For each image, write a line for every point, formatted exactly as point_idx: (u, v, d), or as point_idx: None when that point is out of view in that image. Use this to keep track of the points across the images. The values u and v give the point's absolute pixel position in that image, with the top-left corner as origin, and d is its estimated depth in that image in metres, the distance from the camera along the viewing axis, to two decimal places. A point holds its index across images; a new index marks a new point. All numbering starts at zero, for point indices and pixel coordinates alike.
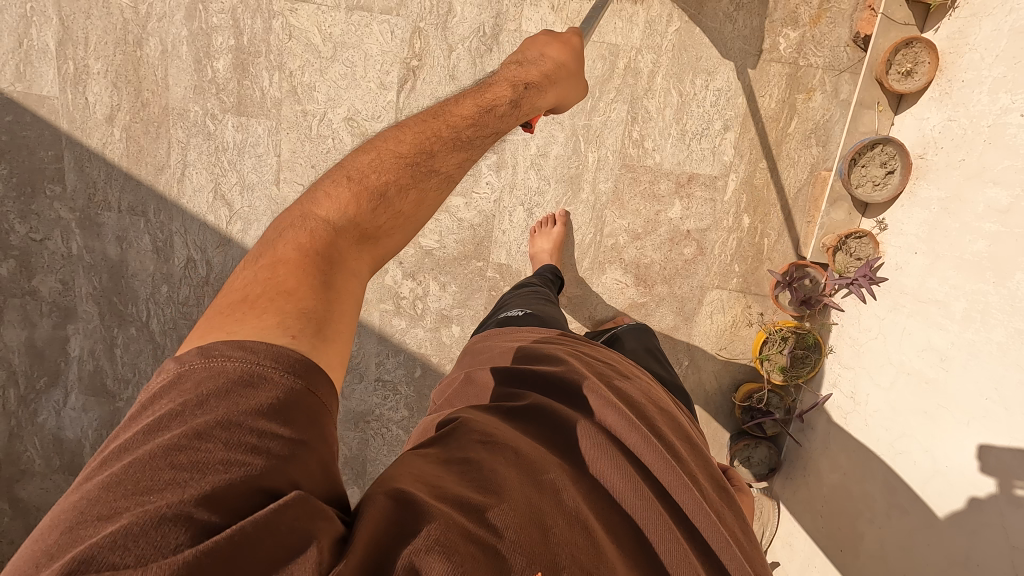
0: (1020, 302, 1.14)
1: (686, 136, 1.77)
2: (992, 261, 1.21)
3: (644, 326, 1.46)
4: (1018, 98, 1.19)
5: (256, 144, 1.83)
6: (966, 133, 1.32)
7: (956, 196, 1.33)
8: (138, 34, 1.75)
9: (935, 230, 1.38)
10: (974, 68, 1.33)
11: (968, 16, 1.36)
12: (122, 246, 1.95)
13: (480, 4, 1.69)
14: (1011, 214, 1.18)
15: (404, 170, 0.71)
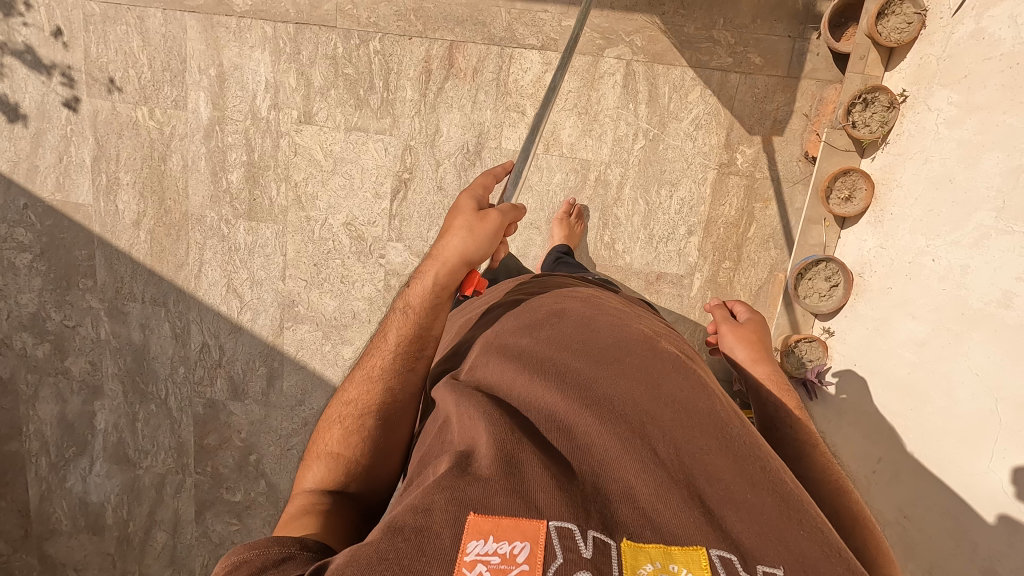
0: (931, 430, 1.27)
1: (653, 239, 1.92)
2: (911, 388, 1.35)
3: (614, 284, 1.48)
4: (932, 243, 1.33)
5: (265, 245, 2.03)
6: (893, 263, 1.46)
7: (885, 320, 1.47)
8: (163, 151, 1.97)
9: (869, 347, 1.52)
10: (899, 205, 1.47)
11: (895, 155, 1.51)
12: (145, 332, 2.16)
13: (464, 124, 1.87)
14: (926, 348, 1.31)
15: (362, 445, 0.93)
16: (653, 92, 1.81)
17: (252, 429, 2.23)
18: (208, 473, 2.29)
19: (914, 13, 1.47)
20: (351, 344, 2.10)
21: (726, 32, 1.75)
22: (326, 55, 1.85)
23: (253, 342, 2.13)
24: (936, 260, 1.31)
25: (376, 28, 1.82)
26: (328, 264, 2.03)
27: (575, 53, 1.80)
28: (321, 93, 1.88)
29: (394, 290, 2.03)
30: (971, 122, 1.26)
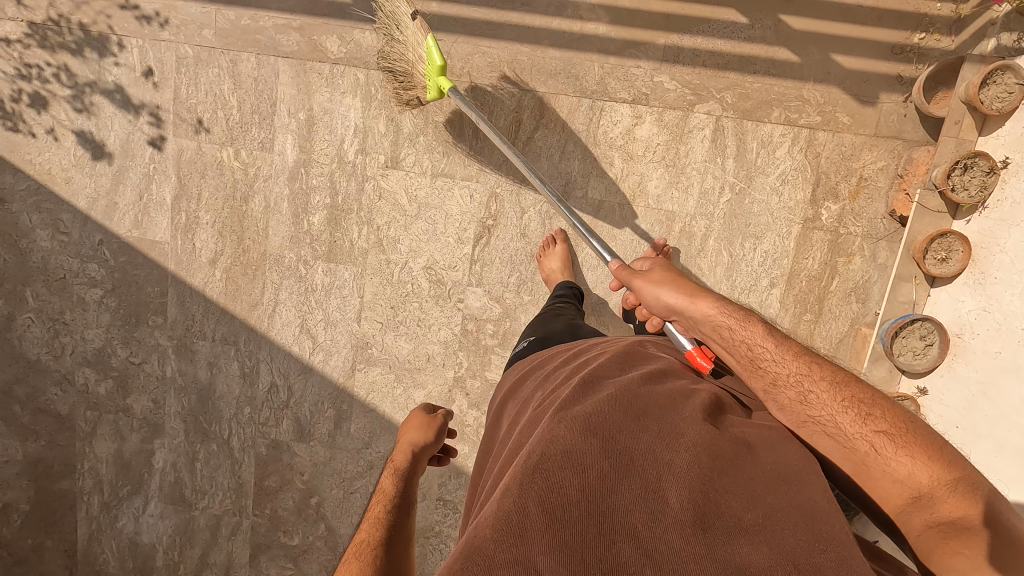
0: None
1: (735, 289, 1.93)
2: None
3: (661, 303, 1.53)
4: None
5: (342, 286, 2.02)
6: (1000, 327, 1.49)
7: (993, 384, 1.48)
8: (245, 192, 1.97)
9: (974, 410, 1.53)
10: (1004, 270, 1.50)
11: (996, 220, 1.54)
12: (212, 370, 2.13)
13: (551, 173, 1.89)
14: None
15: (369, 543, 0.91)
16: (741, 146, 1.84)
17: (315, 472, 2.19)
18: (266, 516, 2.25)
19: (1015, 84, 1.53)
20: (423, 388, 2.09)
21: (815, 91, 1.79)
22: (418, 103, 1.87)
23: (323, 384, 2.11)
24: None
25: (469, 78, 1.85)
26: (405, 306, 2.03)
27: (665, 107, 1.83)
28: (410, 139, 1.90)
29: (470, 335, 2.03)
30: None
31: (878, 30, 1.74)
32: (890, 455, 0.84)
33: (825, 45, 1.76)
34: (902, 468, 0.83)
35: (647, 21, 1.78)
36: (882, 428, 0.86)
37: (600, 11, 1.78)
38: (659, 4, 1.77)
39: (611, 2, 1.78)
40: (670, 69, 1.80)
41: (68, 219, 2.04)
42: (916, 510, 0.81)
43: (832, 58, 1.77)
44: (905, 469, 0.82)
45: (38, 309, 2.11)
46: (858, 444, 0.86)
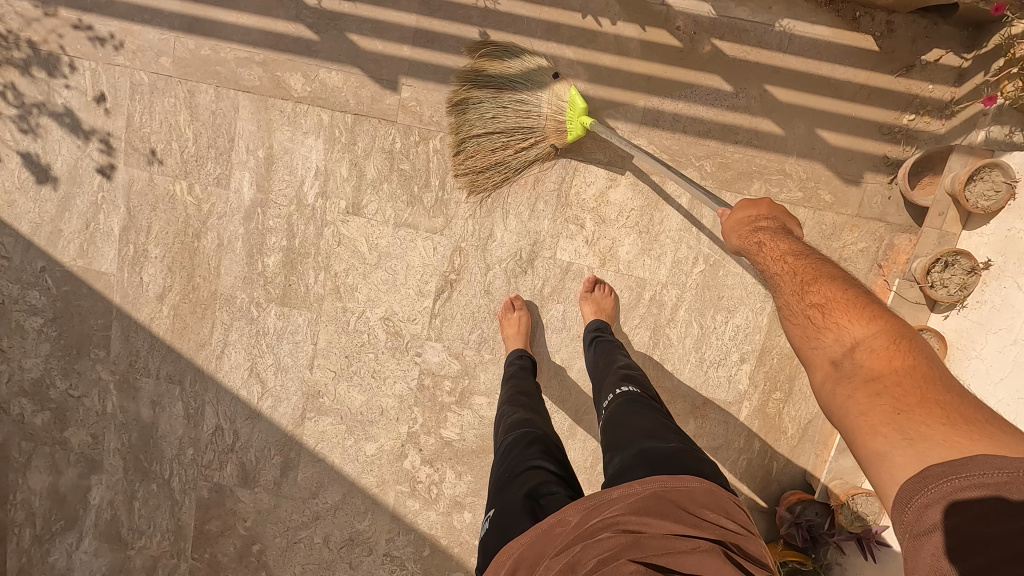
0: None
1: (703, 362, 1.85)
2: None
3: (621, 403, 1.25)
4: None
5: (295, 331, 1.93)
6: None
7: None
8: (198, 228, 1.87)
9: None
10: (977, 376, 1.44)
11: (974, 320, 1.48)
12: (156, 408, 2.03)
13: (519, 231, 1.81)
14: None
15: None
16: (718, 217, 1.76)
17: (259, 518, 2.10)
18: (206, 560, 2.15)
19: (1004, 182, 1.44)
20: (375, 441, 2.00)
21: (798, 166, 1.71)
22: (383, 149, 1.78)
23: (271, 430, 2.02)
24: None
25: (438, 127, 1.76)
26: (360, 357, 1.93)
27: (641, 172, 1.74)
28: (373, 186, 1.81)
29: (427, 390, 1.94)
30: None
31: (866, 108, 1.66)
32: (823, 332, 0.86)
33: (812, 119, 1.68)
34: (831, 335, 0.85)
35: (627, 81, 1.69)
36: (824, 306, 0.87)
37: (579, 67, 1.70)
38: (640, 65, 1.68)
39: (590, 59, 1.69)
40: (648, 133, 1.72)
41: (9, 242, 1.93)
42: (843, 383, 0.81)
43: (817, 133, 1.69)
44: (843, 341, 0.84)
45: None
46: (805, 322, 0.89)
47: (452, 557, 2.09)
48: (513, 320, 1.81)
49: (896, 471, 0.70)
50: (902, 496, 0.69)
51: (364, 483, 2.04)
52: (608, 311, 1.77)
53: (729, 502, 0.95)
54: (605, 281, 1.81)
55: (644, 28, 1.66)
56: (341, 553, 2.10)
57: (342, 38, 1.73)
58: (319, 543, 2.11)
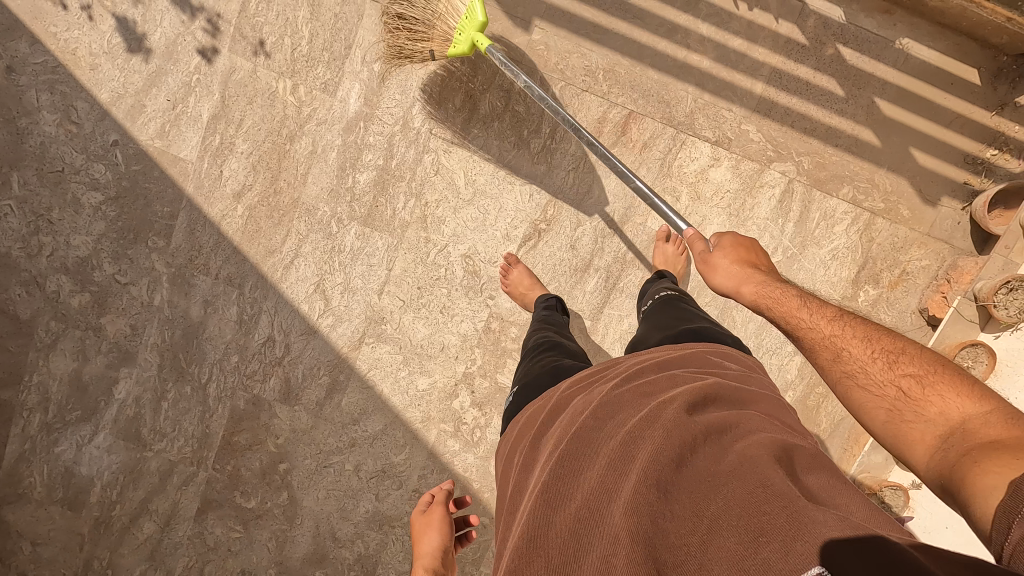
0: None
1: (760, 348, 1.96)
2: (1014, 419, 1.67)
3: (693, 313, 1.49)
4: None
5: (372, 254, 1.91)
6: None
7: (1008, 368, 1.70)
8: (293, 130, 1.82)
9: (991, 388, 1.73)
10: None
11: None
12: (207, 309, 1.96)
13: (617, 193, 1.85)
14: None
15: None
16: (803, 214, 1.85)
17: (292, 437, 2.07)
18: (227, 471, 2.10)
19: None
20: (430, 376, 2.00)
21: (886, 178, 1.83)
22: (501, 87, 1.78)
23: (325, 349, 1.98)
24: None
25: (561, 75, 1.76)
26: (433, 291, 1.93)
27: (744, 157, 1.81)
28: (483, 122, 1.81)
29: (492, 334, 1.96)
30: None
31: (958, 137, 1.79)
32: (949, 394, 0.85)
33: (908, 137, 1.79)
34: (933, 407, 0.85)
35: (751, 67, 1.75)
36: (921, 380, 0.89)
37: (709, 45, 1.74)
38: (766, 54, 1.75)
39: (722, 39, 1.74)
40: (759, 120, 1.79)
41: (83, 108, 1.82)
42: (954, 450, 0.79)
43: (910, 152, 1.81)
44: (947, 416, 0.84)
45: (21, 198, 1.88)
46: (897, 395, 0.90)
47: (480, 502, 2.11)
48: (513, 279, 1.86)
49: (986, 509, 0.68)
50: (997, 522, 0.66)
51: (408, 417, 2.04)
52: (677, 267, 1.83)
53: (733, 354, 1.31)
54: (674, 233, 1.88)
55: (778, 19, 1.73)
56: (370, 483, 2.10)
57: None
58: (349, 470, 2.09)
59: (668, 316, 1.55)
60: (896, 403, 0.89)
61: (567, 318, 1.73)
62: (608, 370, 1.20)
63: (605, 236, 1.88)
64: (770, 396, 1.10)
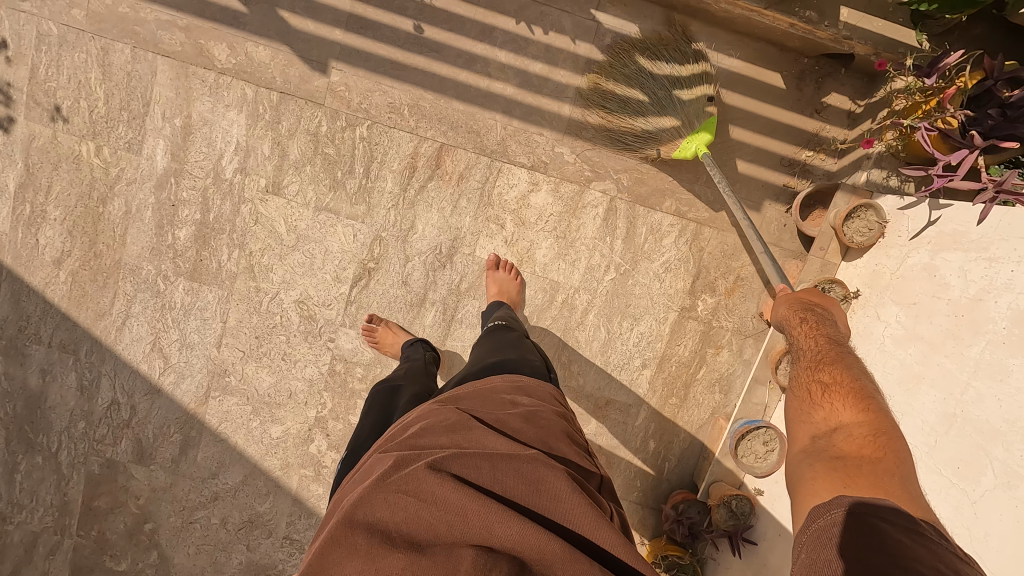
0: (928, 424, 1.28)
1: (609, 365, 1.93)
2: (911, 386, 1.35)
3: (506, 352, 1.44)
4: (971, 261, 1.30)
5: (204, 307, 1.88)
6: (932, 294, 1.36)
7: (907, 331, 1.41)
8: (104, 192, 1.79)
9: (874, 363, 1.48)
10: (941, 339, 1.31)
11: (973, 257, 1.30)
12: (45, 378, 1.93)
13: (441, 226, 1.83)
14: (956, 331, 1.28)
15: None
16: (630, 230, 1.85)
17: (153, 497, 2.03)
18: (91, 538, 2.05)
19: (877, 222, 1.58)
20: (282, 424, 1.98)
21: (707, 188, 1.82)
22: (308, 131, 1.76)
23: (171, 407, 1.96)
24: (966, 265, 1.31)
25: (366, 114, 1.75)
26: (271, 338, 1.91)
27: (562, 179, 1.81)
28: (295, 167, 1.78)
29: (338, 376, 1.94)
30: (977, 226, 1.32)
31: (773, 140, 1.79)
32: (816, 407, 1.02)
33: (721, 145, 1.80)
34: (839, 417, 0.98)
35: (555, 91, 1.76)
36: (829, 390, 1.03)
37: (510, 72, 1.74)
38: (568, 76, 1.75)
39: (522, 65, 1.74)
40: (571, 142, 1.79)
41: None
42: (814, 456, 0.94)
43: (726, 159, 1.81)
44: (831, 422, 0.99)
45: None
46: (806, 396, 1.06)
47: None
48: (380, 335, 1.82)
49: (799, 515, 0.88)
50: (802, 528, 0.83)
51: (266, 466, 2.01)
52: (511, 295, 1.78)
53: (531, 387, 1.27)
54: (507, 259, 1.85)
55: (574, 41, 1.73)
56: (239, 535, 2.05)
57: (273, 13, 1.69)
58: (216, 524, 2.04)
59: (488, 346, 1.51)
60: (807, 398, 1.05)
61: (431, 354, 1.70)
62: (411, 422, 1.15)
63: (436, 269, 1.86)
64: (559, 437, 1.10)
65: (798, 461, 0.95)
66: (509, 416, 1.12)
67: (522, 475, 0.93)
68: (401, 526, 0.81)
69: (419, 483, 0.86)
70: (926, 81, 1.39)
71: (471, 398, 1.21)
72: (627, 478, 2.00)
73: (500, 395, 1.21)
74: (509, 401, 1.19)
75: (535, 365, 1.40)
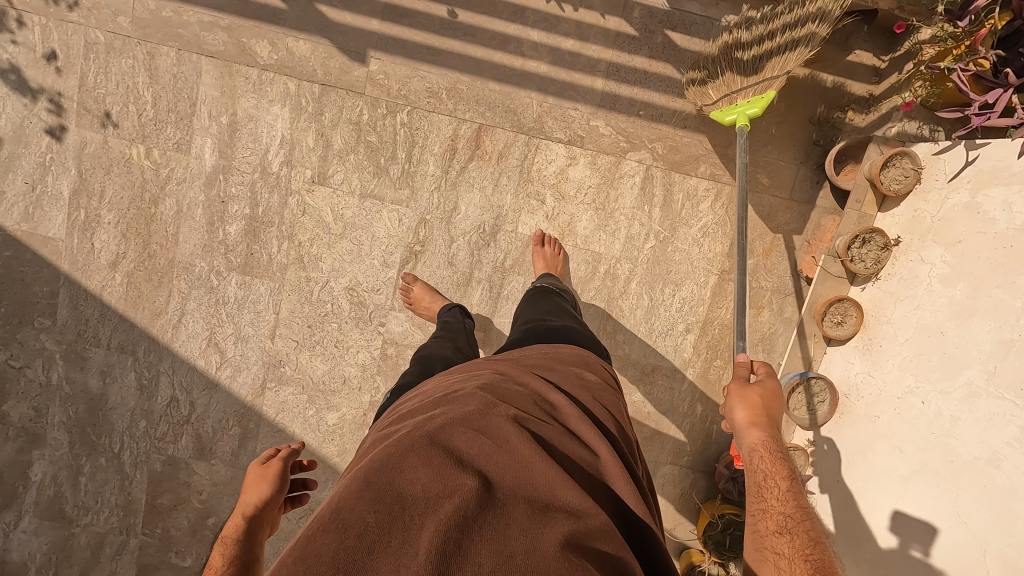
0: (982, 354, 1.33)
1: (653, 332, 1.98)
2: (964, 321, 1.39)
3: (556, 321, 1.54)
4: (1014, 193, 1.35)
5: (257, 300, 1.93)
6: (977, 230, 1.41)
7: (954, 269, 1.45)
8: (155, 194, 1.84)
9: (922, 304, 1.52)
10: (992, 270, 1.35)
11: (1016, 189, 1.35)
12: (105, 380, 1.97)
13: (483, 205, 1.88)
14: (1007, 262, 1.32)
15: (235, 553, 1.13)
16: (667, 197, 1.90)
17: (214, 491, 2.07)
18: (157, 535, 2.09)
19: (912, 168, 1.63)
20: (337, 410, 2.02)
21: (739, 151, 1.87)
22: (350, 120, 1.81)
23: (229, 401, 2.00)
24: (1009, 198, 1.35)
25: (406, 100, 1.80)
26: (323, 326, 1.95)
27: (599, 151, 1.86)
28: (340, 156, 1.83)
29: (390, 359, 1.99)
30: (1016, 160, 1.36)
31: (800, 101, 1.84)
32: (792, 566, 0.86)
33: None
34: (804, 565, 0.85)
35: (588, 65, 1.81)
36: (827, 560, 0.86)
37: (543, 50, 1.79)
38: (600, 50, 1.80)
39: (555, 43, 1.79)
40: (605, 115, 1.84)
41: None
42: None
43: (757, 122, 1.85)
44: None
45: None
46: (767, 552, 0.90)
47: None
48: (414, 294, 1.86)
49: None
50: None
51: (324, 453, 2.05)
52: (558, 268, 1.84)
53: (590, 361, 1.37)
54: (550, 235, 1.89)
55: (604, 15, 1.78)
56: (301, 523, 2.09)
57: (311, 8, 1.75)
58: None
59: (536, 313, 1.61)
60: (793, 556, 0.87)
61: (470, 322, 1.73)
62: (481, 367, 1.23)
63: (481, 248, 1.91)
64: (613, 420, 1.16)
65: None
66: (574, 389, 1.19)
67: (581, 451, 0.99)
68: (472, 456, 0.87)
69: (496, 428, 0.93)
70: (958, 24, 1.44)
71: (539, 364, 1.29)
72: (676, 443, 2.04)
73: (568, 366, 1.30)
74: (576, 375, 1.27)
75: (592, 341, 1.51)
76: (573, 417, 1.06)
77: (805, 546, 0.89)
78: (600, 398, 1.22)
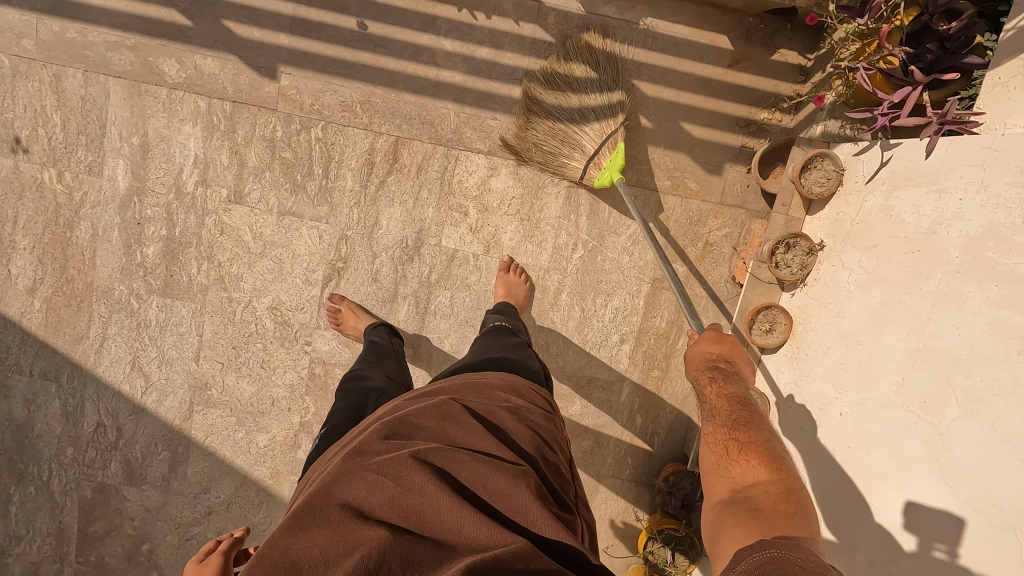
0: (896, 365, 1.27)
1: (587, 343, 1.93)
2: (879, 331, 1.33)
3: (495, 351, 1.44)
4: (922, 197, 1.29)
5: (179, 323, 1.89)
6: (890, 235, 1.35)
7: (869, 275, 1.39)
8: (70, 218, 1.81)
9: (841, 312, 1.46)
10: (903, 277, 1.29)
11: (924, 192, 1.29)
12: (30, 408, 1.94)
13: (405, 219, 1.84)
14: (915, 269, 1.27)
15: None
16: (593, 206, 1.85)
17: (147, 517, 2.03)
18: (91, 563, 2.05)
19: (833, 170, 1.58)
20: (267, 432, 1.98)
21: (666, 156, 1.82)
22: (264, 137, 1.77)
23: (157, 426, 1.97)
24: (918, 202, 1.30)
25: (319, 115, 1.77)
26: (248, 347, 1.91)
27: (520, 161, 1.82)
28: (255, 174, 1.80)
29: (318, 379, 1.95)
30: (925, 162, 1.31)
31: (726, 103, 1.79)
32: (734, 464, 0.94)
33: (676, 112, 1.80)
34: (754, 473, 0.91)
35: (504, 74, 1.77)
36: (743, 447, 0.95)
37: (457, 60, 1.75)
38: (516, 58, 1.76)
39: (468, 52, 1.75)
40: None
41: None
42: (729, 511, 0.87)
43: (683, 125, 1.80)
44: (747, 478, 0.91)
45: None
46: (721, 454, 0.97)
47: None
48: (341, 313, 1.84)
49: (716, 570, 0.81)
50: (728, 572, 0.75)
51: (256, 475, 2.01)
52: (518, 298, 1.80)
53: (527, 388, 1.25)
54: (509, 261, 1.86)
55: (518, 22, 1.74)
56: None
57: (218, 24, 1.71)
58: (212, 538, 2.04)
59: (479, 345, 1.53)
60: (719, 460, 0.97)
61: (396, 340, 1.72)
62: (399, 403, 1.18)
63: (405, 262, 1.86)
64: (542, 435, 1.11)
65: (715, 514, 0.89)
66: (493, 405, 1.13)
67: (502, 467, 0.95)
68: (374, 506, 0.83)
69: (399, 467, 0.89)
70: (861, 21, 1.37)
71: (460, 385, 1.23)
72: (616, 456, 1.99)
73: (493, 386, 1.22)
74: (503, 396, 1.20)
75: (533, 370, 1.41)
76: (490, 442, 0.99)
77: (753, 441, 0.96)
78: (527, 411, 1.17)
